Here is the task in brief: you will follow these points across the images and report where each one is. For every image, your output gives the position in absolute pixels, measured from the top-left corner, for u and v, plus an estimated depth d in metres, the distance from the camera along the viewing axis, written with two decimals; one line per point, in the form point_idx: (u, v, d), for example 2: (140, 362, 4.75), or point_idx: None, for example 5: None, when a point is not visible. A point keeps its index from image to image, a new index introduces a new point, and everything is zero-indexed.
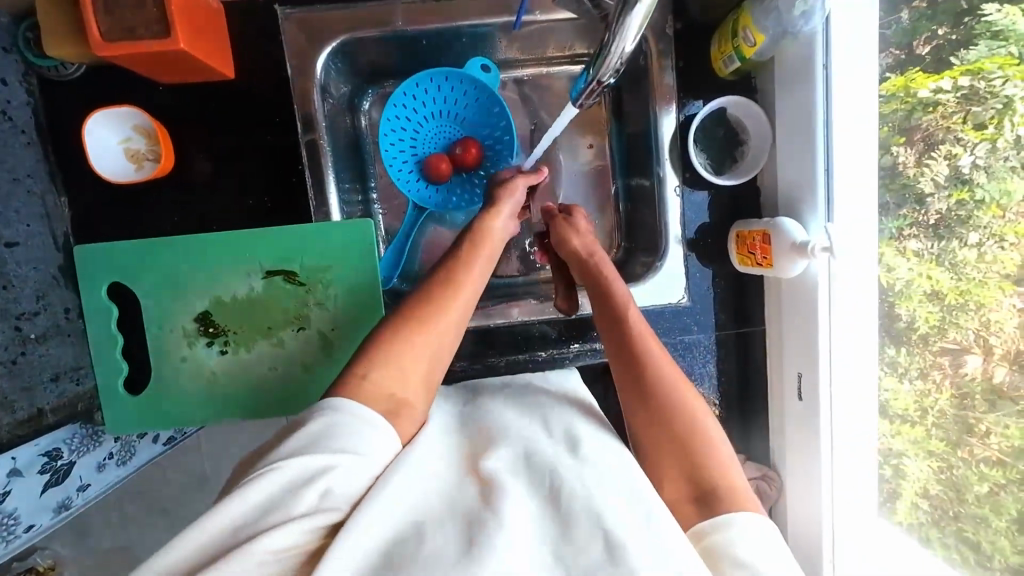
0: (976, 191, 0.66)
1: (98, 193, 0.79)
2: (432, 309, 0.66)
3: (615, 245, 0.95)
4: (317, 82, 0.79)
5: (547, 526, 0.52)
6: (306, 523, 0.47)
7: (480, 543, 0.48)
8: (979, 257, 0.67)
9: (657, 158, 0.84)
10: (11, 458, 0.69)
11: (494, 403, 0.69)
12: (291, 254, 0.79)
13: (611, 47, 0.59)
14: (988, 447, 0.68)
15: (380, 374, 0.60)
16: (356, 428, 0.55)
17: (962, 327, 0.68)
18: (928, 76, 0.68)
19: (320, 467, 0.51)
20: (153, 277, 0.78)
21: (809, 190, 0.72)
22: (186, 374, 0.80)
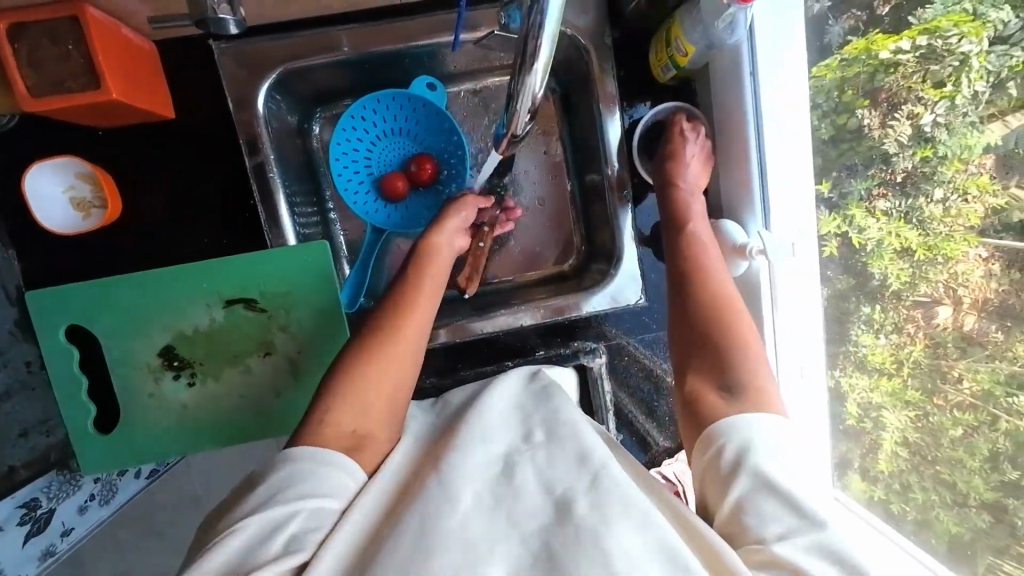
0: (939, 148, 0.67)
1: (50, 243, 0.78)
2: (379, 348, 0.69)
3: (575, 249, 0.98)
4: (261, 113, 0.79)
5: (505, 496, 0.56)
6: (272, 571, 0.48)
7: (437, 530, 0.52)
8: (944, 212, 0.68)
9: (605, 165, 0.85)
10: None
11: (456, 405, 0.72)
12: (249, 283, 0.80)
13: (517, 103, 0.60)
14: (960, 393, 0.68)
15: (340, 413, 0.63)
16: (311, 471, 0.56)
17: (932, 281, 0.69)
18: (887, 38, 0.69)
19: (284, 515, 0.52)
20: (112, 317, 0.78)
21: (747, 193, 0.77)
22: (156, 409, 0.81)
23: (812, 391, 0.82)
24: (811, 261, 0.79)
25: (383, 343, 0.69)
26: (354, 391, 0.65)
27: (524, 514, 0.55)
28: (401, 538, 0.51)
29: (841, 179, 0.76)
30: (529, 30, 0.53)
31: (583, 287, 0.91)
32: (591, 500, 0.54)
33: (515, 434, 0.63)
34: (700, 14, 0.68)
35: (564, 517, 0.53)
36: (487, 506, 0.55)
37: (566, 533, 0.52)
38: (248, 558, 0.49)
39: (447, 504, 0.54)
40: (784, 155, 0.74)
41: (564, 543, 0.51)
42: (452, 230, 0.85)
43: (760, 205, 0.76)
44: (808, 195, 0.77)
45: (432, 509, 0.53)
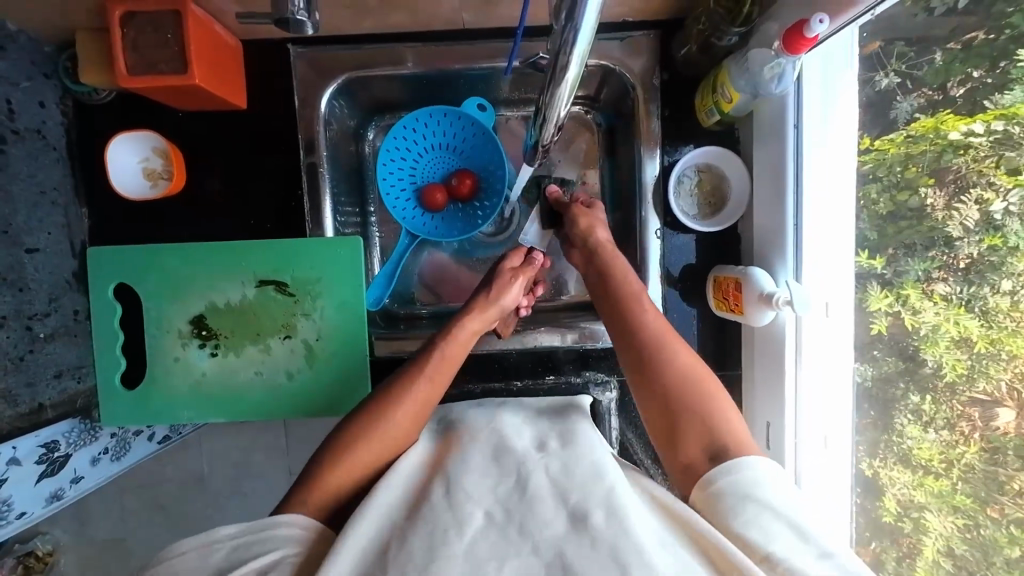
0: (1009, 237, 0.59)
1: (117, 206, 0.86)
2: (400, 391, 0.71)
3: None
4: (322, 113, 0.85)
5: (518, 510, 0.56)
6: None
7: (444, 546, 0.53)
8: (1012, 305, 0.60)
9: (640, 201, 0.86)
10: (12, 447, 0.72)
11: (461, 416, 0.74)
12: (283, 267, 0.85)
13: (547, 112, 0.61)
14: (1021, 508, 0.61)
15: (352, 456, 0.66)
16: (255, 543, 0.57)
17: (993, 377, 0.62)
18: (959, 119, 0.62)
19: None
20: (156, 280, 0.85)
21: (780, 243, 0.75)
22: (178, 374, 0.85)
23: (831, 460, 0.77)
24: (842, 324, 0.75)
25: (389, 404, 0.70)
26: (372, 432, 0.68)
27: (537, 524, 0.54)
28: (412, 548, 0.53)
29: (897, 256, 0.70)
30: (559, 48, 0.51)
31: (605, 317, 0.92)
32: (608, 519, 0.53)
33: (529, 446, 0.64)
34: (747, 62, 0.69)
35: (580, 529, 0.53)
36: (500, 522, 0.55)
37: (584, 551, 0.52)
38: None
39: (457, 525, 0.54)
40: (818, 209, 0.73)
41: (580, 559, 0.51)
42: (491, 316, 0.83)
43: (793, 256, 0.74)
44: (846, 257, 0.74)
45: (441, 528, 0.54)
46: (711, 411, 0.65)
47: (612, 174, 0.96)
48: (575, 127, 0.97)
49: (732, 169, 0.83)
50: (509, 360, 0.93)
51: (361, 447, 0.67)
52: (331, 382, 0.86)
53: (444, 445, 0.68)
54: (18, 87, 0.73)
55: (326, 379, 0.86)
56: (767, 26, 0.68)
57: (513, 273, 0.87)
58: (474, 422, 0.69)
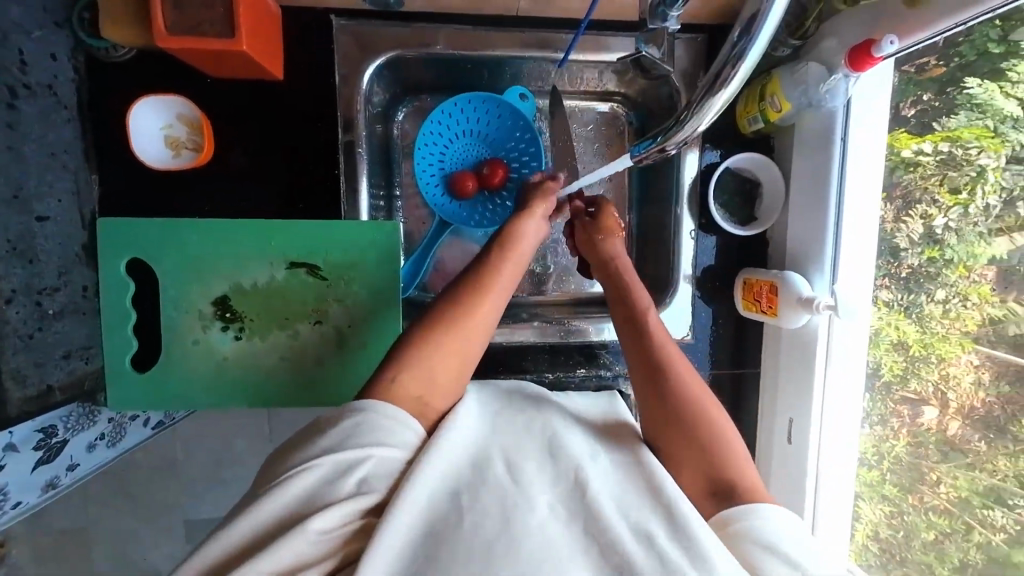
0: (945, 251, 0.71)
1: (131, 174, 0.79)
2: (442, 324, 0.66)
3: None
4: (362, 91, 0.82)
5: (579, 508, 0.56)
6: (343, 509, 0.50)
7: (514, 526, 0.52)
8: (944, 312, 0.71)
9: (676, 201, 0.89)
10: (9, 433, 0.66)
11: (507, 403, 0.70)
12: (317, 249, 0.82)
13: (685, 125, 0.56)
14: (935, 496, 0.73)
15: (409, 377, 0.62)
16: (371, 428, 0.56)
17: (923, 379, 0.73)
18: (911, 138, 0.73)
19: (356, 457, 0.53)
20: (175, 257, 0.79)
21: (817, 251, 0.79)
22: (196, 357, 0.81)
23: (842, 461, 0.80)
24: (859, 329, 0.78)
25: (464, 312, 0.67)
26: (446, 339, 0.65)
27: (601, 528, 0.54)
28: (477, 530, 0.51)
29: None
30: (732, 54, 0.48)
31: None
32: (671, 533, 0.54)
33: (586, 451, 0.63)
34: (804, 75, 0.72)
35: (644, 539, 0.53)
36: (560, 515, 0.55)
37: (649, 560, 0.52)
38: (300, 566, 0.47)
39: (526, 502, 0.54)
40: (859, 220, 0.76)
41: (645, 565, 0.51)
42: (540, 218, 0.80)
43: (830, 264, 0.78)
44: (869, 266, 0.77)
45: (512, 502, 0.54)
46: (718, 445, 0.63)
47: (642, 175, 0.95)
48: (606, 124, 0.98)
49: (765, 174, 0.86)
50: (540, 353, 0.93)
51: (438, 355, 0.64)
52: (361, 368, 0.84)
53: (491, 421, 0.66)
54: (29, 35, 0.66)
55: (356, 367, 0.83)
56: (824, 42, 0.72)
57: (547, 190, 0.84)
58: (520, 412, 0.68)
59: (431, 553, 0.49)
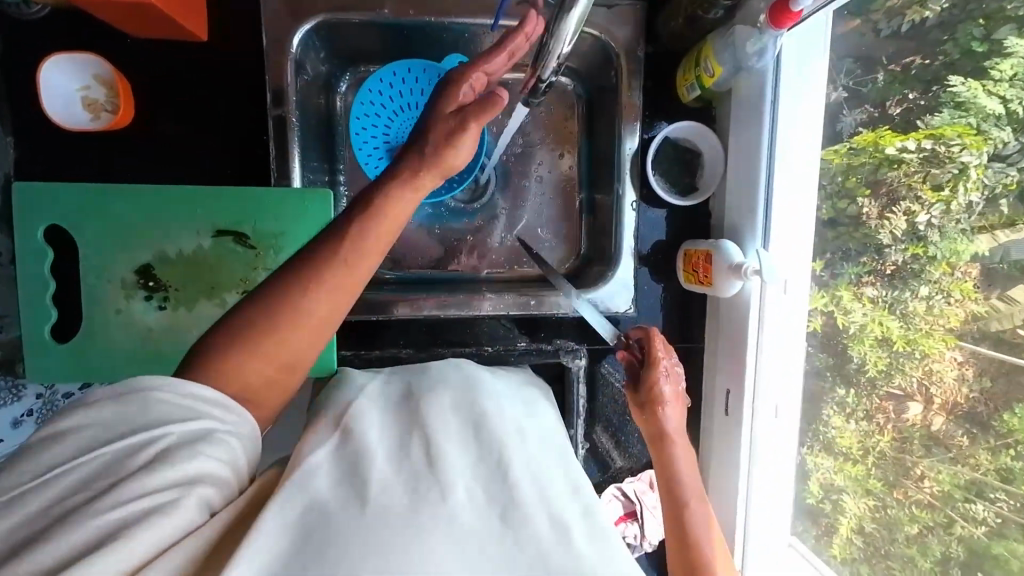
0: (929, 248, 0.66)
1: (49, 139, 0.76)
2: (295, 287, 0.56)
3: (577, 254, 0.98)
4: (293, 55, 0.80)
5: (496, 494, 0.53)
6: (146, 481, 0.44)
7: (422, 512, 0.48)
8: (928, 309, 0.66)
9: (618, 175, 0.87)
10: None
11: (431, 382, 0.67)
12: (243, 217, 0.79)
13: (550, 49, 0.62)
14: (920, 491, 0.68)
15: (250, 350, 0.55)
16: (180, 402, 0.50)
17: (907, 374, 0.68)
18: (895, 135, 0.68)
19: (156, 433, 0.47)
20: (94, 224, 0.76)
21: (749, 220, 0.78)
22: (119, 328, 0.78)
23: (779, 433, 0.81)
24: (795, 301, 0.78)
25: (312, 277, 0.57)
26: (297, 303, 0.56)
27: (517, 517, 0.51)
28: (378, 516, 0.47)
29: None
30: None
31: (583, 284, 0.91)
32: (584, 534, 0.52)
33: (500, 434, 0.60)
34: (731, 37, 0.71)
35: (560, 533, 0.51)
36: (479, 501, 0.52)
37: (562, 554, 0.49)
38: (120, 535, 0.42)
39: (439, 490, 0.51)
40: (790, 187, 0.76)
41: (559, 560, 0.48)
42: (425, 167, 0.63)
43: (761, 231, 0.77)
44: (806, 240, 0.78)
45: (424, 492, 0.51)
46: None
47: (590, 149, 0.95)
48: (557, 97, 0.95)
49: (705, 143, 0.86)
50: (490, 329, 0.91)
51: (247, 358, 0.55)
52: None
53: (410, 410, 0.63)
54: None
55: None
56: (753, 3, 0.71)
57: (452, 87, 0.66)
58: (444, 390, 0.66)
59: (321, 541, 0.45)
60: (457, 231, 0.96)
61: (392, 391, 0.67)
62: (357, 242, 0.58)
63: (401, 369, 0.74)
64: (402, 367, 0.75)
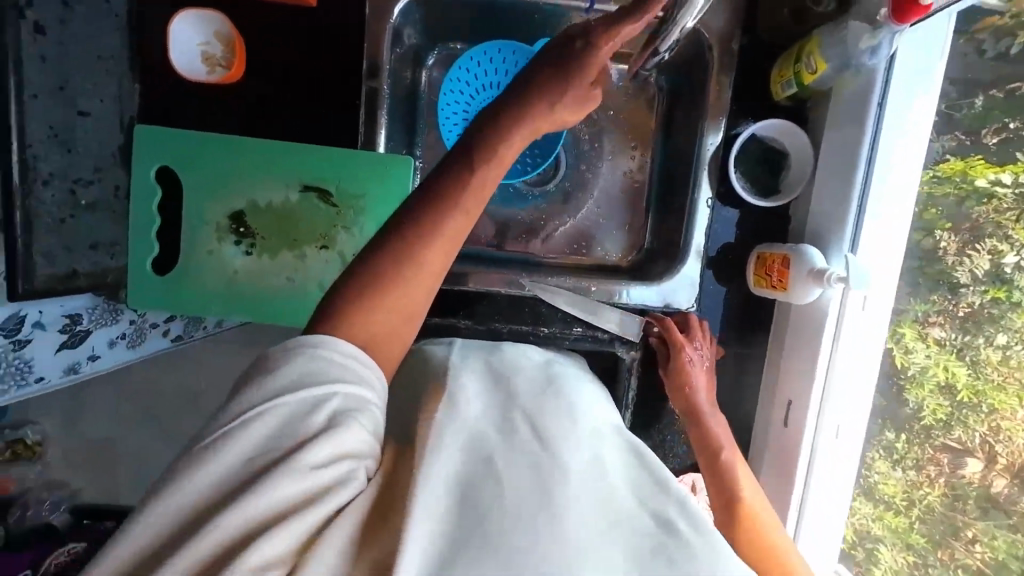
0: (1013, 292, 0.64)
1: (168, 88, 0.83)
2: (405, 241, 0.58)
3: (639, 247, 0.97)
4: (393, 25, 0.83)
5: (603, 489, 0.51)
6: (324, 443, 0.47)
7: (546, 492, 0.47)
8: (1003, 359, 0.65)
9: (696, 174, 0.85)
10: (37, 310, 0.79)
11: (519, 370, 0.68)
12: (329, 176, 0.84)
13: (677, 18, 0.66)
14: (970, 554, 0.69)
15: (368, 312, 0.56)
16: (341, 364, 0.52)
17: (969, 428, 0.68)
18: (988, 167, 0.67)
19: (320, 394, 0.49)
20: (198, 169, 0.83)
21: (837, 227, 0.75)
22: (210, 267, 0.85)
23: (844, 453, 0.78)
24: (877, 316, 0.74)
25: (422, 230, 0.58)
26: (407, 260, 0.58)
27: (622, 510, 0.50)
28: (503, 494, 0.47)
29: None
30: None
31: (644, 277, 0.91)
32: (701, 532, 0.48)
33: (594, 428, 0.59)
34: (844, 30, 0.68)
35: (668, 529, 0.48)
36: (589, 486, 0.50)
37: (680, 549, 0.46)
38: (308, 504, 0.45)
39: (557, 470, 0.50)
40: (888, 196, 0.72)
41: (680, 556, 0.45)
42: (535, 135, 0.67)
43: (848, 242, 0.74)
44: (897, 254, 0.73)
45: (541, 468, 0.50)
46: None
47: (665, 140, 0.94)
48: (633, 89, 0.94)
49: (792, 143, 0.82)
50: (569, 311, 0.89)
51: (376, 310, 0.56)
52: None
53: (501, 390, 0.62)
54: None
55: None
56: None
57: (567, 70, 0.65)
58: (538, 380, 0.66)
59: (455, 516, 0.46)
60: (524, 210, 0.97)
61: (484, 370, 0.67)
62: (462, 196, 0.60)
63: (484, 350, 0.75)
64: (485, 348, 0.75)
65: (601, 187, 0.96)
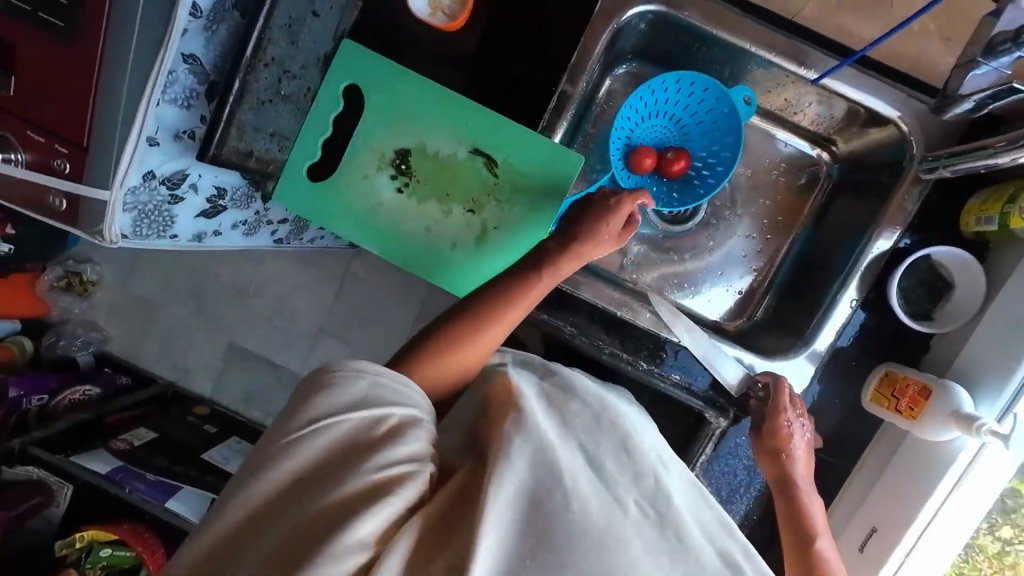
0: None
1: (387, 18, 0.86)
2: (481, 300, 0.74)
3: (748, 315, 1.02)
4: (615, 26, 0.84)
5: (668, 516, 0.55)
6: (388, 453, 0.52)
7: (611, 524, 0.51)
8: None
9: (850, 269, 0.84)
10: (199, 176, 0.81)
11: (571, 387, 0.70)
12: (502, 147, 0.85)
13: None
14: None
15: (449, 351, 0.71)
16: (389, 385, 0.58)
17: None
18: None
19: (379, 414, 0.55)
20: (384, 97, 0.84)
21: (1000, 376, 0.71)
22: (360, 191, 0.86)
23: None
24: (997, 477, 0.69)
25: (504, 300, 0.74)
26: (489, 322, 0.73)
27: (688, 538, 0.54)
28: (575, 516, 0.50)
29: None
30: None
31: (764, 351, 0.89)
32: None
33: (648, 458, 0.62)
34: None
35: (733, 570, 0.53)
36: (652, 518, 0.54)
37: None
38: (376, 496, 0.50)
39: (618, 504, 0.53)
40: None
41: None
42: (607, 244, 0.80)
43: (1010, 393, 0.70)
44: None
45: (608, 502, 0.53)
46: None
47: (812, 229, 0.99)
48: (794, 166, 1.01)
49: (962, 276, 0.79)
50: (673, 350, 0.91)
51: (477, 332, 0.72)
52: (486, 270, 0.87)
53: (557, 405, 0.65)
54: None
55: (484, 265, 0.87)
56: None
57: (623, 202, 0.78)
58: (587, 398, 0.68)
59: (538, 528, 0.49)
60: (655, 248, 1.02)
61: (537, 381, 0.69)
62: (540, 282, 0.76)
63: (533, 361, 0.77)
64: (533, 359, 0.77)
65: (727, 244, 1.03)
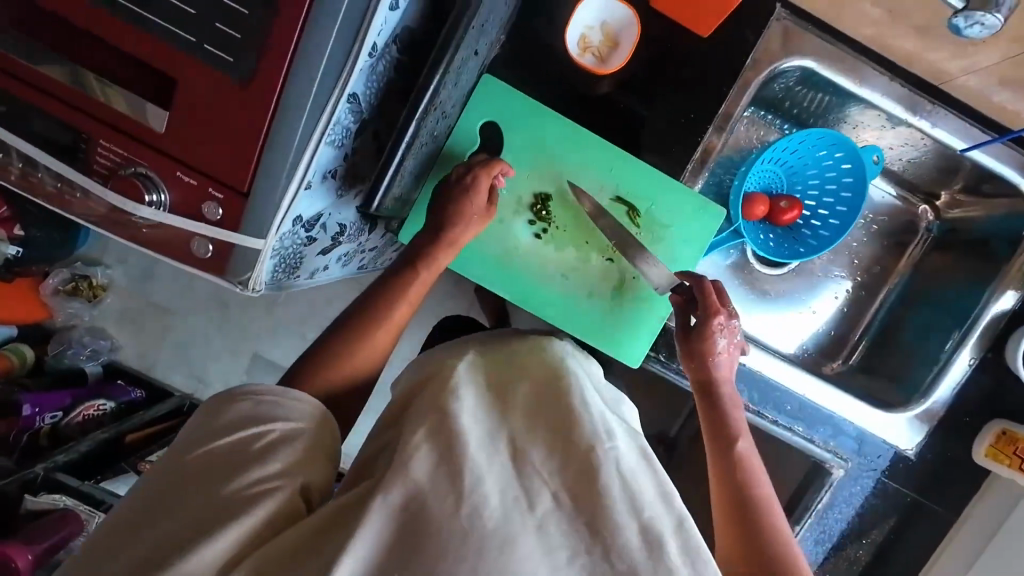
0: None
1: None
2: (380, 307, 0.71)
3: (846, 359, 1.04)
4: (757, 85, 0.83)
5: (584, 496, 0.52)
6: (259, 470, 0.52)
7: (510, 518, 0.49)
8: None
9: (969, 328, 0.88)
10: (332, 216, 0.77)
11: (531, 377, 0.65)
12: (645, 196, 0.83)
13: None
14: None
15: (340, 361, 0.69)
16: (285, 406, 0.58)
17: None
18: None
19: (259, 428, 0.55)
20: (525, 139, 0.81)
21: None
22: (496, 236, 0.83)
23: None
24: None
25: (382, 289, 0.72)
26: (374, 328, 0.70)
27: (611, 522, 0.50)
28: (479, 521, 0.48)
29: None
30: None
31: (883, 403, 0.92)
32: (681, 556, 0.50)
33: (585, 428, 0.57)
34: None
35: (652, 545, 0.49)
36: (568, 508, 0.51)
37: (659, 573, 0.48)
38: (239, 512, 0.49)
39: (528, 502, 0.51)
40: None
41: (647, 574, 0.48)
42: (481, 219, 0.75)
43: None
44: None
45: (513, 497, 0.51)
46: None
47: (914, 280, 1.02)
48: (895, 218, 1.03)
49: None
50: (791, 403, 0.90)
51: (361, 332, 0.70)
52: (623, 318, 0.85)
53: (506, 405, 0.61)
54: None
55: (620, 314, 0.85)
56: None
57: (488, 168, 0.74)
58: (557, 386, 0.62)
59: (439, 540, 0.48)
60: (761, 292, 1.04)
61: (479, 371, 0.65)
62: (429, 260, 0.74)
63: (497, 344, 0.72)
64: (499, 339, 0.73)
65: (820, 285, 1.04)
